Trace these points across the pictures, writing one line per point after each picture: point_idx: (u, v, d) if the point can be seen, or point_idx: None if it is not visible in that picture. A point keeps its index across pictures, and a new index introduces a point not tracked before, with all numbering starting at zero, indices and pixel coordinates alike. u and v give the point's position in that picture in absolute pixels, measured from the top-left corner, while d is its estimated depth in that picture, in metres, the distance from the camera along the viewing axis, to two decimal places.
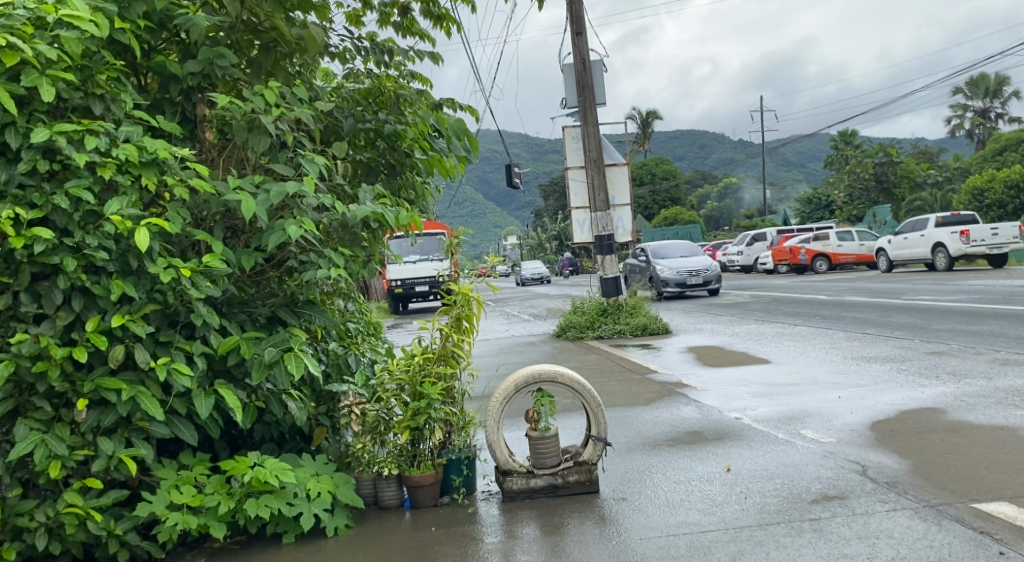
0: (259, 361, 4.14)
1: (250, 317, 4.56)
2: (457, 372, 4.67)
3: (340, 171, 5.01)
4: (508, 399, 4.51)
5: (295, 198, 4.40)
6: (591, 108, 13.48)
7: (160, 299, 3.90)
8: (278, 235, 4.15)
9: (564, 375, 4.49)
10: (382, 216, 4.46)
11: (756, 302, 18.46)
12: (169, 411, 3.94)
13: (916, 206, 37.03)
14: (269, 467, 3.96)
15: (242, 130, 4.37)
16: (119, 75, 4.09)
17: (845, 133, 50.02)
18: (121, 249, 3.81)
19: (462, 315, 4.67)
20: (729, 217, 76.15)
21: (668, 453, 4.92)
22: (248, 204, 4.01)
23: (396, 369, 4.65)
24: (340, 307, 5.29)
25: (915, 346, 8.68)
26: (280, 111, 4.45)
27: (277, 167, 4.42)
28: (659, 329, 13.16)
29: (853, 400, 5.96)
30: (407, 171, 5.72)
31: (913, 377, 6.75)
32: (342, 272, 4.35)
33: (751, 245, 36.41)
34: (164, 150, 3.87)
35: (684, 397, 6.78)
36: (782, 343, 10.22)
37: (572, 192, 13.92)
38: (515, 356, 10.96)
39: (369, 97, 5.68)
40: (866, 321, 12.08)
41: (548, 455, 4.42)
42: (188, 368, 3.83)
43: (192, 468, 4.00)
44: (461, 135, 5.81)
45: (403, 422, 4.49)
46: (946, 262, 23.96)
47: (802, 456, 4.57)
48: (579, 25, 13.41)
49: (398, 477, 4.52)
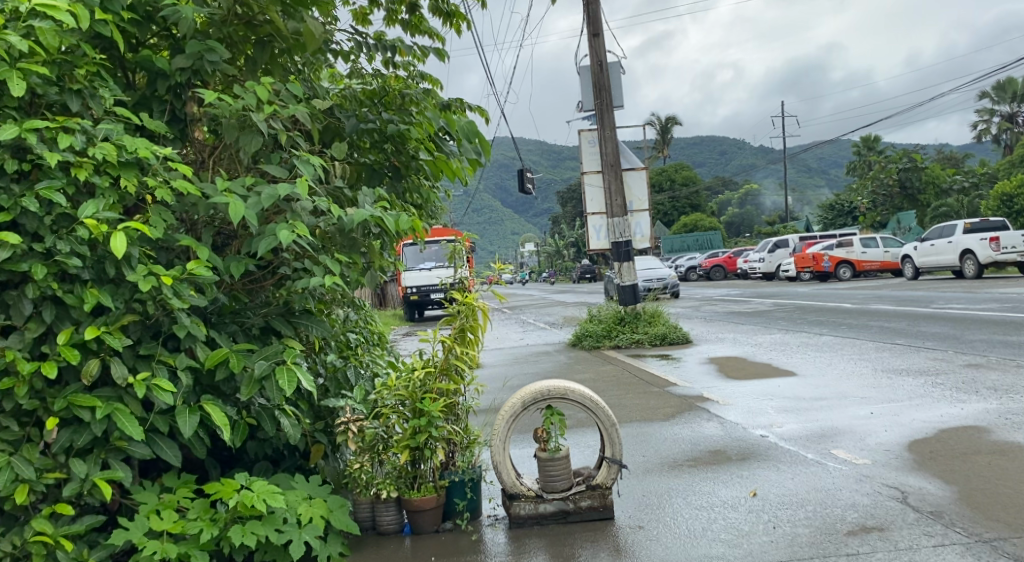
0: (249, 375, 3.86)
1: (243, 327, 4.28)
2: (460, 388, 4.37)
3: (339, 172, 4.75)
4: (515, 416, 4.19)
5: (288, 202, 4.12)
6: (608, 111, 13.18)
7: (140, 309, 3.63)
8: (269, 241, 3.87)
9: (574, 392, 4.17)
10: (381, 220, 4.16)
11: (779, 310, 18.06)
12: (150, 429, 3.67)
13: (941, 213, 36.36)
14: (256, 490, 3.65)
15: (233, 129, 4.10)
16: (99, 71, 3.84)
17: (868, 139, 49.23)
18: (97, 256, 3.54)
19: (466, 327, 4.37)
20: (750, 224, 75.41)
21: (688, 475, 4.59)
22: (236, 207, 3.73)
23: (396, 385, 4.34)
24: (340, 317, 5.00)
25: (950, 357, 8.28)
26: (274, 109, 4.16)
27: (270, 168, 4.13)
28: (679, 338, 12.71)
29: (886, 417, 5.59)
30: (412, 173, 5.41)
31: (951, 391, 6.36)
32: (338, 281, 4.05)
33: (773, 252, 35.79)
34: (145, 149, 3.61)
35: (705, 412, 6.44)
36: (808, 353, 9.83)
37: (587, 198, 13.54)
38: (528, 367, 10.67)
39: (374, 98, 5.47)
40: (895, 330, 11.64)
41: (558, 478, 4.09)
42: (169, 384, 3.55)
43: (175, 491, 3.73)
44: (471, 137, 5.43)
45: (403, 441, 4.17)
46: (975, 270, 23.40)
47: (835, 480, 4.21)
48: (596, 26, 13.14)
49: (397, 500, 4.23)
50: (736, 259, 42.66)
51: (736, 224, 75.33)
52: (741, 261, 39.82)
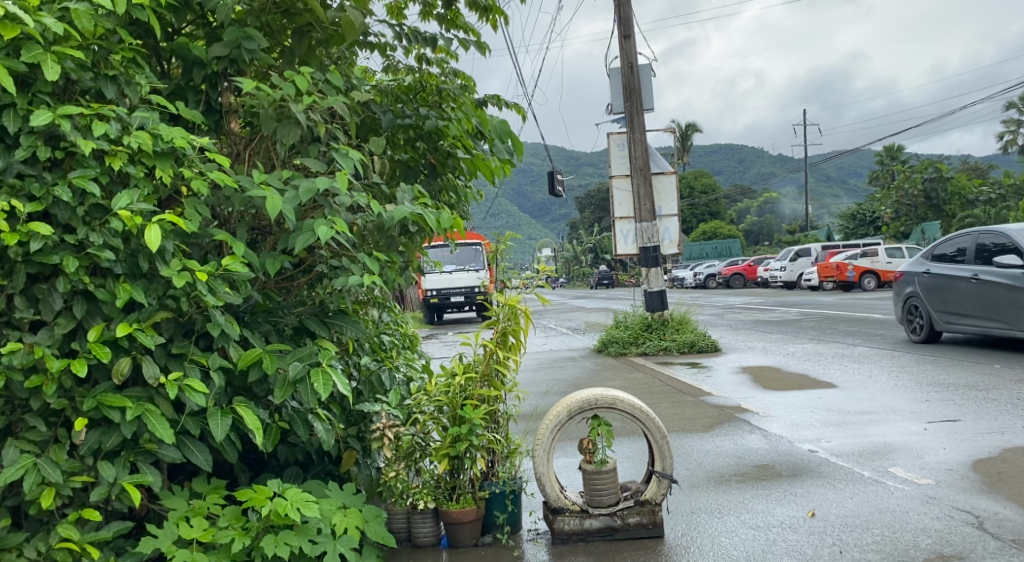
0: (283, 378, 3.70)
1: (275, 327, 4.10)
2: (502, 395, 4.16)
3: (377, 168, 4.56)
4: (560, 426, 3.98)
5: (326, 197, 3.95)
6: (638, 114, 12.96)
7: (173, 306, 3.47)
8: (306, 237, 3.69)
9: (624, 401, 3.96)
10: (422, 217, 3.99)
11: (807, 320, 17.74)
12: (180, 432, 3.51)
13: (968, 223, 35.80)
14: (290, 499, 3.48)
15: (270, 120, 3.93)
16: (135, 57, 3.69)
17: (892, 148, 48.69)
18: (131, 249, 3.38)
19: (507, 330, 4.18)
20: (771, 232, 74.79)
21: (738, 491, 4.42)
22: (274, 201, 3.56)
23: (434, 391, 4.15)
24: (374, 318, 4.83)
25: (998, 372, 8.03)
26: (312, 99, 3.98)
27: (308, 161, 3.94)
28: (709, 347, 12.45)
29: (942, 434, 5.46)
30: (448, 171, 5.22)
31: (1006, 409, 6.16)
32: (377, 280, 3.86)
33: (796, 261, 35.31)
34: (182, 139, 3.45)
35: (747, 424, 6.22)
36: (845, 364, 9.59)
37: (615, 201, 13.30)
38: (555, 373, 10.41)
39: (410, 93, 5.32)
40: (933, 342, 11.39)
41: (605, 492, 3.90)
42: (202, 385, 3.39)
43: (205, 497, 3.57)
44: (505, 137, 5.12)
45: (441, 449, 3.98)
46: None
47: (899, 501, 4.09)
48: (627, 28, 12.92)
49: (434, 511, 4.04)
50: (757, 267, 42.20)
51: (755, 232, 74.77)
52: (763, 269, 39.38)
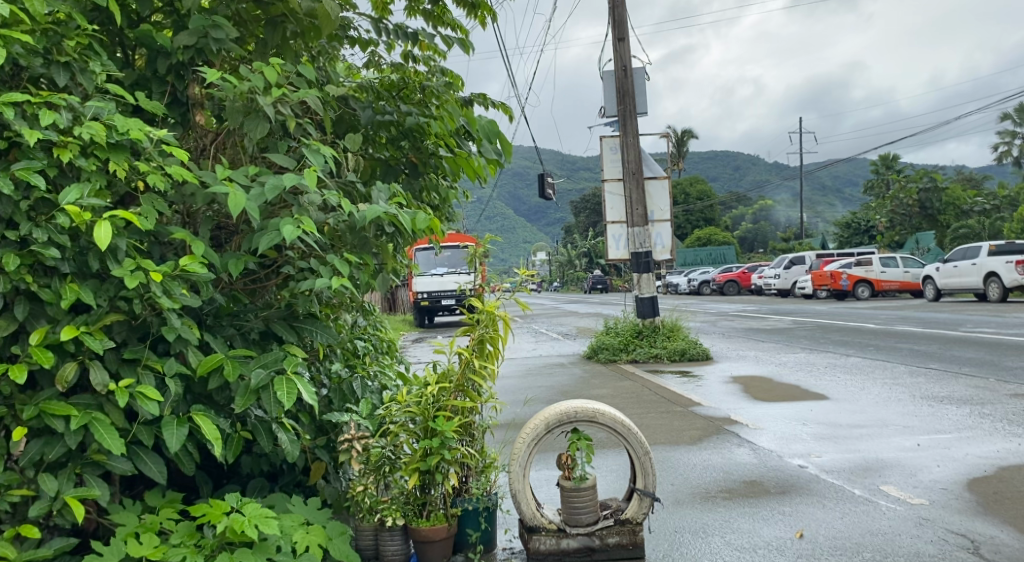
0: (245, 386, 3.49)
1: (240, 331, 3.88)
2: (477, 406, 3.96)
3: (351, 166, 4.33)
4: (538, 440, 3.77)
5: (296, 195, 3.75)
6: (631, 118, 12.80)
7: (125, 308, 3.26)
8: (271, 237, 3.48)
9: (605, 415, 3.76)
10: (396, 217, 3.78)
11: (800, 328, 17.59)
12: (132, 442, 3.31)
13: (961, 234, 35.73)
14: (248, 515, 3.26)
15: (237, 113, 3.72)
16: (91, 43, 3.49)
17: (887, 157, 48.61)
18: (79, 247, 3.18)
19: (486, 338, 3.95)
20: (765, 240, 74.73)
21: (724, 509, 4.23)
22: (237, 198, 3.36)
23: (406, 400, 3.92)
24: (348, 323, 4.64)
25: (993, 387, 7.85)
26: (282, 92, 3.76)
27: (276, 157, 3.74)
28: (699, 354, 12.26)
29: (935, 450, 5.28)
30: (430, 171, 5.00)
31: (1001, 425, 5.99)
32: (346, 283, 3.65)
33: (789, 269, 35.11)
34: (137, 130, 3.25)
35: (736, 436, 6.03)
36: (837, 375, 9.40)
37: (607, 206, 13.10)
38: (543, 379, 10.21)
39: (392, 90, 5.13)
40: (926, 354, 11.23)
41: (583, 511, 3.68)
42: (155, 393, 3.18)
43: (158, 511, 3.37)
44: (493, 138, 4.93)
45: (411, 463, 3.76)
46: (999, 294, 22.85)
47: (891, 523, 3.90)
48: (621, 30, 12.75)
49: (404, 529, 3.80)
50: (751, 274, 42.10)
51: (750, 239, 74.69)
52: (757, 276, 39.25)
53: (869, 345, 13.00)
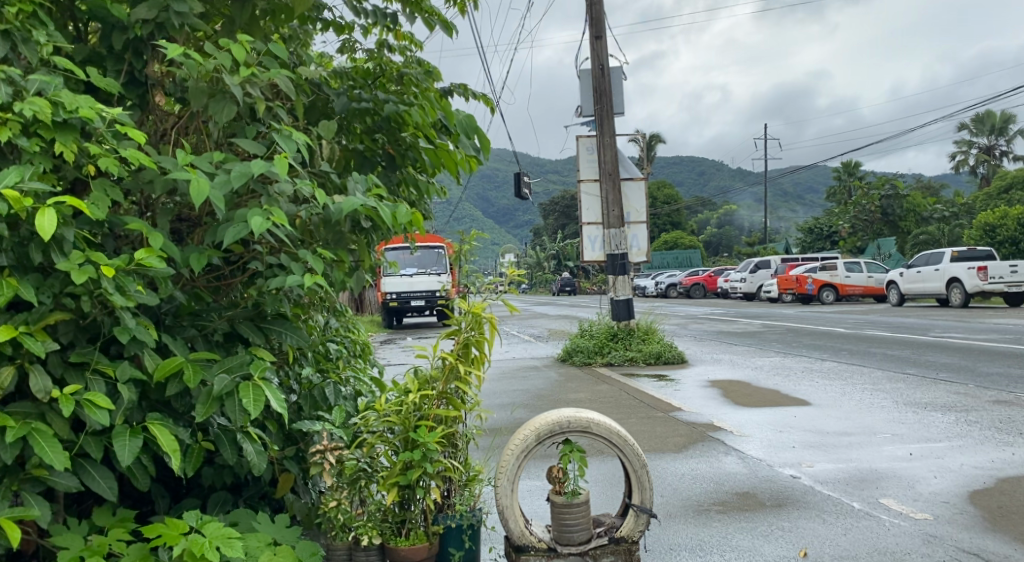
0: (208, 393, 3.18)
1: (202, 333, 3.56)
2: (461, 415, 3.68)
3: (325, 155, 4.01)
4: (527, 451, 3.50)
5: (264, 184, 3.43)
6: (608, 117, 12.61)
7: (72, 307, 2.93)
8: (237, 229, 3.17)
9: (600, 425, 3.51)
10: (375, 210, 3.48)
11: (771, 332, 17.55)
12: (79, 455, 2.96)
13: (921, 240, 36.28)
14: (209, 535, 2.93)
15: (201, 95, 3.39)
16: (36, 11, 3.14)
17: (851, 164, 49.18)
18: (20, 238, 2.83)
19: (471, 341, 3.69)
20: (729, 244, 75.32)
21: (720, 524, 4.02)
22: (199, 186, 3.04)
23: (385, 409, 3.62)
24: (319, 323, 4.34)
25: (974, 393, 7.77)
26: (251, 72, 3.41)
27: (243, 143, 3.41)
28: (674, 358, 12.09)
29: (930, 460, 5.12)
30: (408, 164, 4.66)
31: (992, 434, 5.87)
32: (321, 281, 3.35)
33: (755, 273, 35.28)
34: (88, 108, 2.90)
35: (722, 444, 5.82)
36: (816, 380, 9.28)
37: (583, 206, 12.90)
38: (518, 383, 9.96)
39: (369, 79, 4.84)
40: (900, 358, 11.20)
41: (576, 529, 3.42)
42: (105, 401, 2.84)
43: (107, 532, 3.03)
44: (472, 132, 4.73)
45: (390, 477, 3.45)
46: (961, 299, 23.06)
47: (897, 540, 3.72)
48: (599, 28, 12.56)
49: (381, 548, 3.49)
50: (717, 278, 42.33)
51: (715, 243, 75.22)
52: (723, 280, 39.45)
53: (842, 349, 12.95)
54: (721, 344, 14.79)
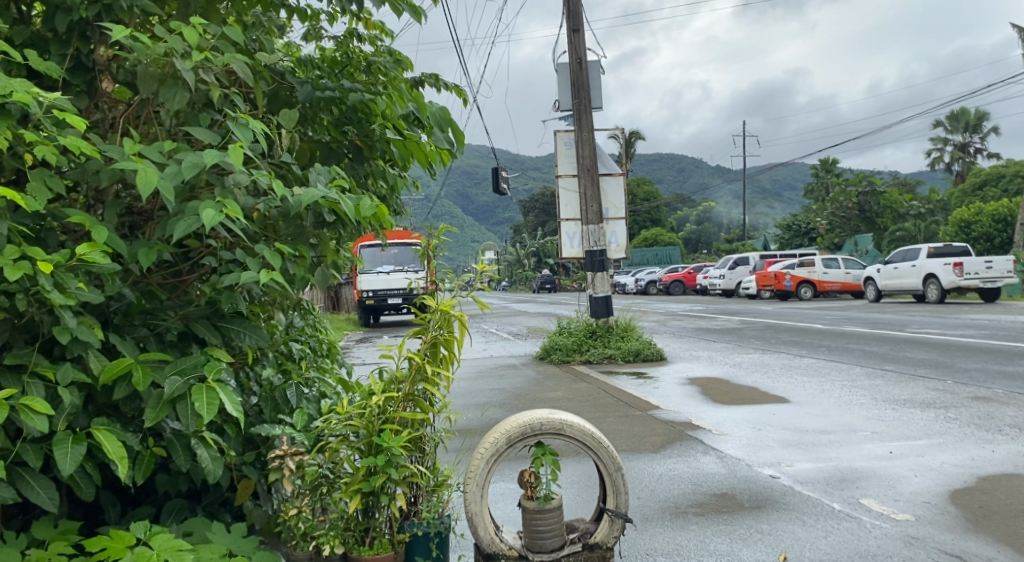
0: (158, 395, 3.01)
1: (154, 333, 3.38)
2: (429, 418, 3.52)
3: (285, 145, 3.82)
4: (498, 455, 3.35)
5: (219, 175, 3.25)
6: (586, 112, 12.48)
7: (7, 305, 2.73)
8: (189, 223, 2.99)
9: (573, 427, 3.37)
10: (337, 203, 3.30)
11: (750, 328, 17.51)
12: (16, 464, 2.77)
13: (898, 236, 36.49)
14: (157, 548, 2.75)
15: (151, 81, 3.20)
16: None
17: (828, 161, 49.46)
18: None
19: (439, 341, 3.53)
20: (708, 241, 75.57)
21: (698, 528, 3.89)
22: (147, 176, 2.86)
23: (348, 411, 3.46)
24: (281, 322, 4.16)
25: (953, 389, 7.71)
26: (205, 56, 3.23)
27: (196, 132, 3.22)
28: (653, 355, 11.98)
29: (910, 459, 5.03)
30: (377, 157, 4.44)
31: (972, 431, 5.80)
32: (278, 278, 3.17)
33: (734, 270, 35.35)
34: (24, 92, 2.71)
35: (701, 443, 5.70)
36: (795, 377, 9.20)
37: (561, 202, 12.77)
38: (495, 382, 9.80)
39: (336, 69, 4.66)
40: (879, 355, 11.16)
41: (548, 535, 3.27)
42: (43, 405, 2.66)
43: (48, 545, 2.83)
44: (446, 125, 4.50)
45: (352, 484, 3.29)
46: (937, 295, 23.15)
47: (879, 543, 3.62)
48: (576, 21, 12.42)
49: (343, 558, 3.32)
50: (696, 275, 42.40)
51: (695, 240, 75.43)
52: (702, 277, 39.52)
53: (820, 346, 12.90)
54: (700, 341, 14.72)
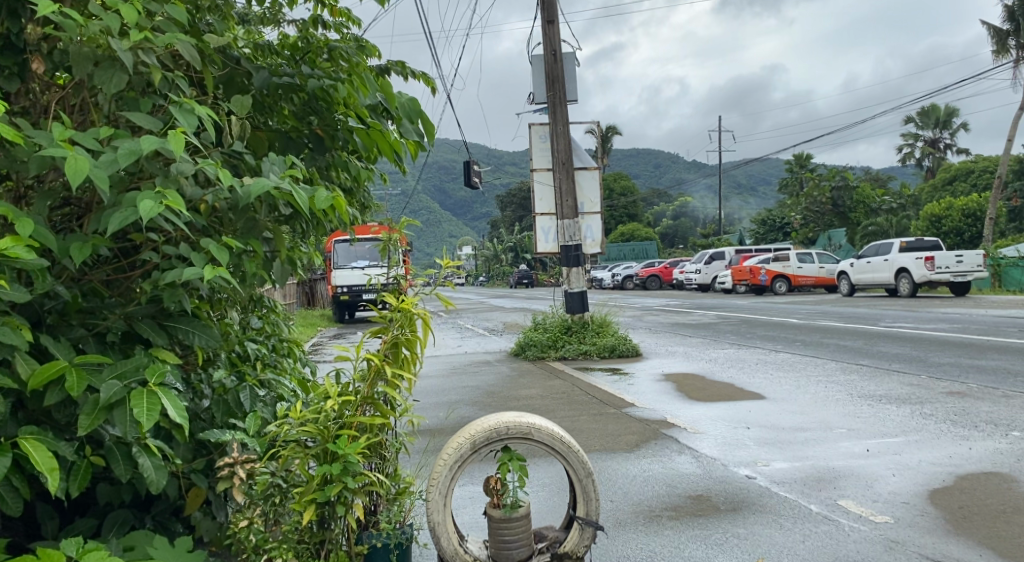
0: (94, 401, 2.79)
1: (93, 333, 3.16)
2: (389, 422, 3.33)
3: (237, 132, 3.58)
4: (462, 461, 3.17)
5: (162, 165, 3.03)
6: (561, 105, 12.32)
7: None
8: (124, 215, 2.76)
9: (541, 431, 3.20)
10: (289, 195, 3.08)
11: (726, 323, 17.44)
12: None
13: (871, 231, 36.72)
14: None
15: (85, 62, 2.97)
16: None
17: (801, 156, 49.67)
18: None
19: (400, 341, 3.34)
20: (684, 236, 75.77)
21: (673, 533, 3.73)
22: (78, 164, 2.64)
23: (302, 416, 3.26)
24: (235, 322, 3.93)
25: (928, 384, 7.64)
26: (144, 36, 3.00)
27: (135, 117, 3.00)
28: (629, 351, 11.85)
29: (888, 457, 4.92)
30: (339, 147, 4.19)
31: (948, 427, 5.71)
32: (225, 274, 2.96)
33: (710, 264, 35.40)
34: None
35: (676, 442, 5.55)
36: (770, 372, 9.09)
37: (536, 196, 12.60)
38: (468, 379, 9.59)
39: (297, 54, 4.41)
40: (854, 349, 11.11)
41: (515, 545, 3.10)
42: None
43: None
44: (414, 117, 4.33)
45: (306, 494, 3.08)
46: (910, 289, 23.28)
47: (858, 547, 3.49)
48: (551, 12, 12.24)
49: None
50: (672, 270, 42.49)
51: (671, 235, 75.61)
52: (678, 271, 39.56)
53: (795, 341, 12.83)
54: (676, 337, 14.62)
